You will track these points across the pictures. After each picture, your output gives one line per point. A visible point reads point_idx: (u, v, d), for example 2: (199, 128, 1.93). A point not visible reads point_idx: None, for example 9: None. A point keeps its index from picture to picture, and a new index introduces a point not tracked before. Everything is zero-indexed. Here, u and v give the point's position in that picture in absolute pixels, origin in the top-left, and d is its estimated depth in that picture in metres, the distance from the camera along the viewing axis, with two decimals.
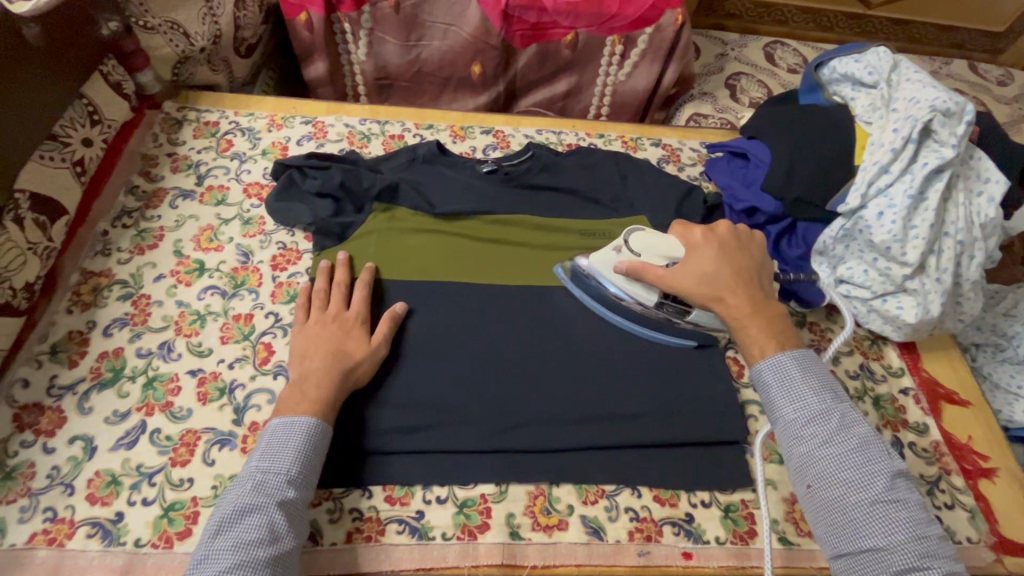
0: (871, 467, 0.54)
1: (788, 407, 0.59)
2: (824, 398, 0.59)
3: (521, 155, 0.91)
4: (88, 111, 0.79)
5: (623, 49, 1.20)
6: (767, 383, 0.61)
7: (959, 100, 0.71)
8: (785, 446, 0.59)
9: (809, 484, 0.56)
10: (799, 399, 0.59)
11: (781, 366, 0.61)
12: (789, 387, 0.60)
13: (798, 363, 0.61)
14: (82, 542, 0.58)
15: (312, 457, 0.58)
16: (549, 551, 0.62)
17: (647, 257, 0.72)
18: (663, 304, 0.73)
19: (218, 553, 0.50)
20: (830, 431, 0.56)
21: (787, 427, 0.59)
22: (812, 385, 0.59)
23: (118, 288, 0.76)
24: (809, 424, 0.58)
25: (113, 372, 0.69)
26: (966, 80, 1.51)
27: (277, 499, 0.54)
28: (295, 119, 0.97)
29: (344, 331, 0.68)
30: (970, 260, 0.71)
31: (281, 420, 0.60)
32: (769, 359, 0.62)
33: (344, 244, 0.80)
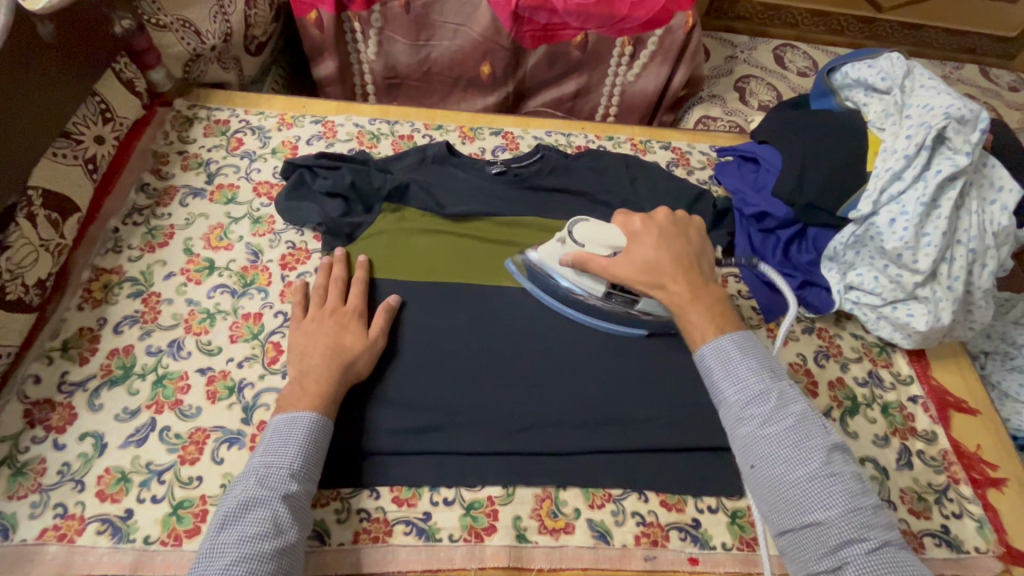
0: (809, 443, 0.53)
1: (730, 388, 0.57)
2: (763, 377, 0.57)
3: (530, 158, 0.92)
4: (100, 109, 0.80)
5: (632, 49, 1.20)
6: (708, 366, 0.59)
7: (974, 108, 0.71)
8: (729, 428, 0.57)
9: (752, 464, 0.55)
10: (739, 380, 0.57)
11: (721, 348, 0.59)
12: (730, 369, 0.58)
13: (737, 345, 0.59)
14: (92, 538, 0.59)
15: (314, 453, 0.58)
16: (555, 554, 0.62)
17: (590, 248, 0.70)
18: (610, 294, 0.72)
19: (223, 547, 0.50)
20: (768, 410, 0.55)
21: (729, 409, 0.57)
22: (751, 365, 0.57)
23: (129, 285, 0.76)
24: (749, 405, 0.56)
25: (124, 369, 0.69)
26: (977, 85, 1.50)
27: (257, 481, 0.54)
28: (305, 118, 0.97)
29: (350, 331, 0.68)
30: (982, 269, 0.71)
31: (284, 416, 0.60)
32: (710, 342, 0.60)
33: (354, 244, 0.81)
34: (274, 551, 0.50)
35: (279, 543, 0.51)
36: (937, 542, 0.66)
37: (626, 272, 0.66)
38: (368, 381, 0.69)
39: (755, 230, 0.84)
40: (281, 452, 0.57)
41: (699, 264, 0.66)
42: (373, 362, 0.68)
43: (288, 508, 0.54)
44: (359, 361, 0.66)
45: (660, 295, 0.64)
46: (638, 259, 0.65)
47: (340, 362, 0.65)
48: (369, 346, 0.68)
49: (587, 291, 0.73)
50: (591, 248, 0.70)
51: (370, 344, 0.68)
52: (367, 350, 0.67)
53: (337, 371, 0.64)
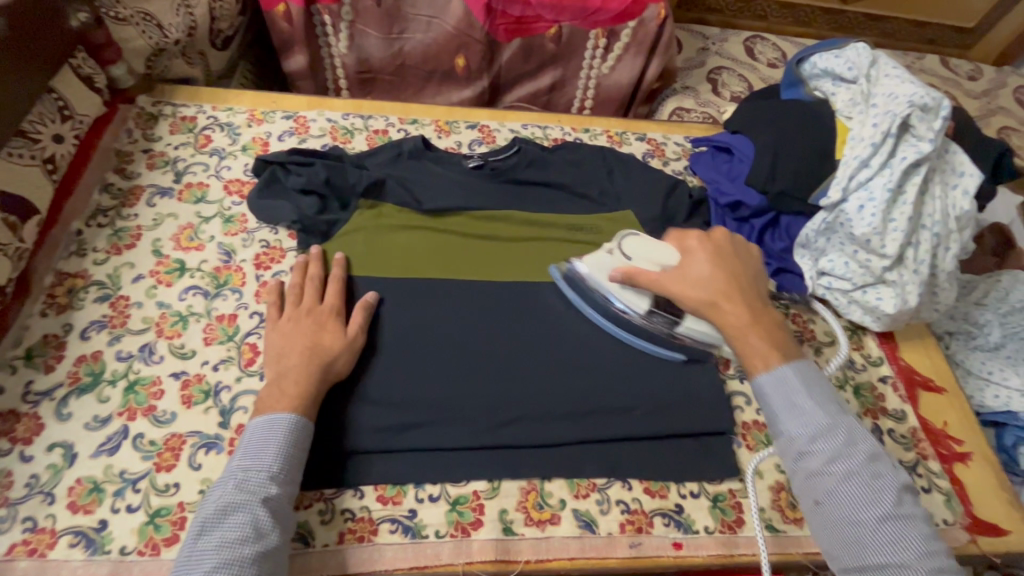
0: (880, 483, 0.52)
1: (792, 421, 0.56)
2: (829, 411, 0.56)
3: (507, 150, 0.91)
4: (58, 106, 0.77)
5: (606, 42, 1.20)
6: (770, 398, 0.58)
7: (936, 96, 0.73)
8: (790, 463, 0.56)
9: (817, 500, 0.53)
10: (803, 413, 0.56)
11: (783, 378, 0.58)
12: (794, 401, 0.56)
13: (800, 377, 0.58)
14: (64, 551, 0.57)
15: (294, 454, 0.57)
16: (542, 546, 0.63)
17: (636, 261, 0.73)
18: (652, 314, 0.72)
19: (201, 555, 0.49)
20: (838, 447, 0.54)
21: (792, 442, 0.56)
22: (815, 399, 0.56)
23: (95, 289, 0.74)
24: (816, 440, 0.54)
25: (92, 376, 0.67)
26: (938, 75, 1.55)
27: (239, 484, 0.53)
28: (276, 114, 0.95)
29: (328, 330, 0.67)
30: (946, 252, 0.73)
31: (262, 418, 0.59)
32: (772, 372, 0.59)
33: (330, 242, 0.79)
34: (256, 555, 0.50)
35: (262, 546, 0.50)
36: None
37: (671, 285, 0.67)
38: (349, 380, 0.68)
39: (730, 219, 0.86)
40: (259, 456, 0.56)
41: (759, 290, 0.66)
42: (353, 360, 0.67)
43: (269, 511, 0.53)
44: (338, 359, 0.65)
45: (714, 315, 0.64)
46: (693, 276, 0.67)
47: (320, 362, 0.64)
48: (348, 344, 0.67)
49: (628, 307, 0.74)
50: (638, 260, 0.73)
51: (349, 341, 0.67)
52: (346, 347, 0.67)
53: (315, 370, 0.63)
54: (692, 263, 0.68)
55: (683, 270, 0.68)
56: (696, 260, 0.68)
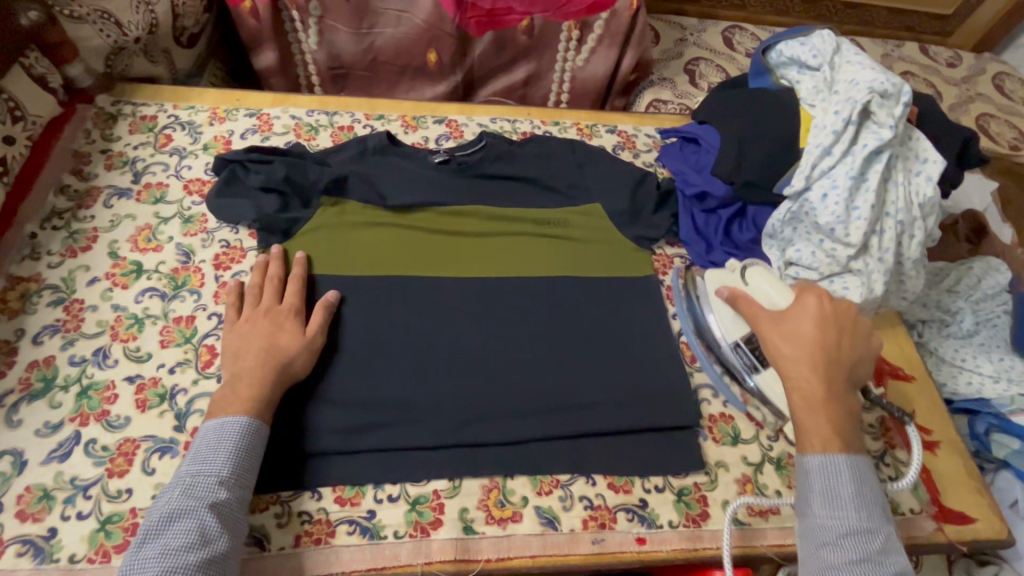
0: None
1: (827, 510, 0.55)
2: (868, 516, 0.54)
3: (474, 145, 0.90)
4: (8, 107, 0.75)
5: (579, 34, 1.19)
6: (812, 482, 0.57)
7: (897, 81, 0.72)
8: (812, 548, 0.55)
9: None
10: (842, 508, 0.55)
11: (833, 466, 0.56)
12: (834, 493, 0.55)
13: (852, 473, 0.56)
14: (11, 561, 0.56)
15: (247, 458, 0.56)
16: (503, 544, 0.62)
17: (753, 289, 0.71)
18: (737, 347, 0.71)
19: (144, 563, 0.49)
20: (869, 552, 0.52)
21: (821, 531, 0.55)
22: (858, 500, 0.55)
23: (49, 293, 0.72)
24: (847, 537, 0.53)
25: (44, 382, 0.66)
26: (918, 62, 1.55)
27: (186, 491, 0.53)
28: (239, 111, 0.94)
29: (285, 331, 0.66)
30: (911, 240, 0.73)
31: (214, 421, 0.58)
32: (823, 456, 0.57)
33: (290, 241, 0.78)
34: (201, 562, 0.49)
35: (208, 554, 0.50)
36: None
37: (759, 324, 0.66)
38: (308, 381, 0.67)
39: (697, 210, 0.86)
40: (207, 458, 0.55)
41: (851, 376, 0.61)
42: (312, 361, 0.66)
43: (217, 517, 0.52)
44: (294, 360, 0.64)
45: (789, 372, 0.61)
46: (789, 328, 0.63)
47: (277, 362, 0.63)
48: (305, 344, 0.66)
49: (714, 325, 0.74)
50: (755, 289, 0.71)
51: (307, 342, 0.66)
52: (303, 347, 0.65)
53: (267, 371, 0.62)
54: (793, 318, 0.64)
55: (782, 321, 0.64)
56: (798, 320, 0.63)
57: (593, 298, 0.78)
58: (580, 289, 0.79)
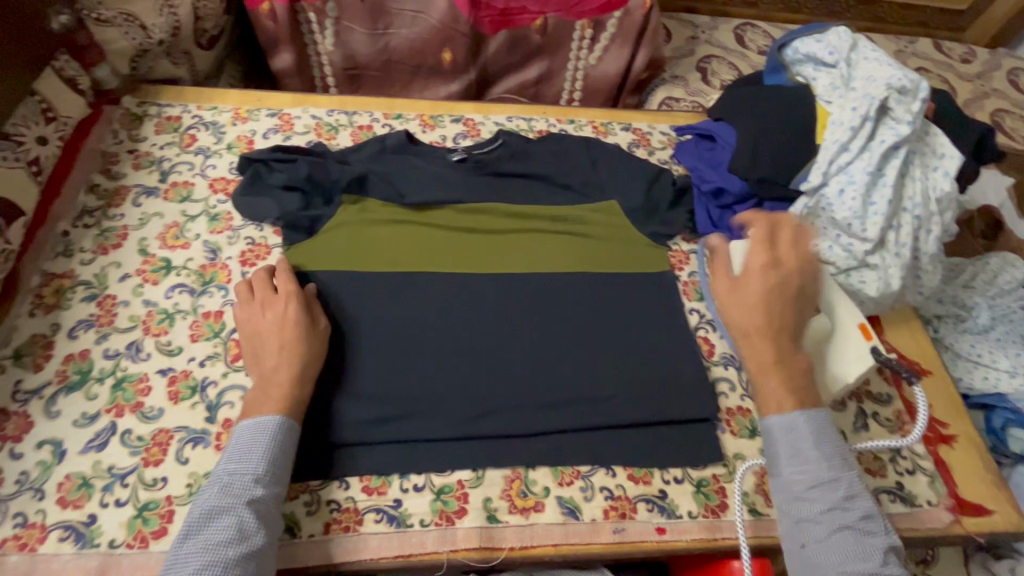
0: (870, 542, 0.54)
1: (794, 466, 0.58)
2: (832, 465, 0.58)
3: (491, 144, 0.91)
4: (41, 109, 0.77)
5: (592, 32, 1.20)
6: (777, 441, 0.60)
7: (914, 78, 0.73)
8: (784, 502, 0.58)
9: (803, 543, 0.55)
10: (806, 461, 0.58)
11: (793, 425, 0.60)
12: (799, 448, 0.59)
13: (811, 427, 0.59)
14: (54, 545, 0.58)
15: (280, 456, 0.58)
16: (526, 532, 0.64)
17: None
18: None
19: (187, 557, 0.51)
20: (836, 499, 0.56)
21: (790, 487, 0.58)
22: (821, 451, 0.58)
23: (82, 289, 0.74)
24: (813, 488, 0.57)
25: (80, 374, 0.68)
26: (931, 58, 1.54)
27: (229, 486, 0.55)
28: (260, 112, 0.95)
29: (287, 319, 0.66)
30: (927, 235, 0.73)
31: (250, 421, 0.60)
32: (784, 416, 0.61)
33: (298, 245, 0.79)
34: (240, 556, 0.51)
35: (248, 547, 0.52)
36: (892, 498, 0.70)
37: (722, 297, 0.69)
38: (333, 374, 0.69)
39: (713, 206, 0.86)
40: (248, 456, 0.57)
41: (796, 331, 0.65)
42: (325, 349, 0.68)
43: (256, 513, 0.54)
44: (299, 347, 0.65)
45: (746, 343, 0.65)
46: (748, 300, 0.66)
47: (286, 356, 0.64)
48: (322, 334, 0.68)
49: None
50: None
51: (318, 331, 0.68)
52: (318, 337, 0.67)
53: (296, 364, 0.64)
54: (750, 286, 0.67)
55: (742, 292, 0.67)
56: (753, 288, 0.67)
57: (611, 294, 0.80)
58: (598, 284, 0.80)
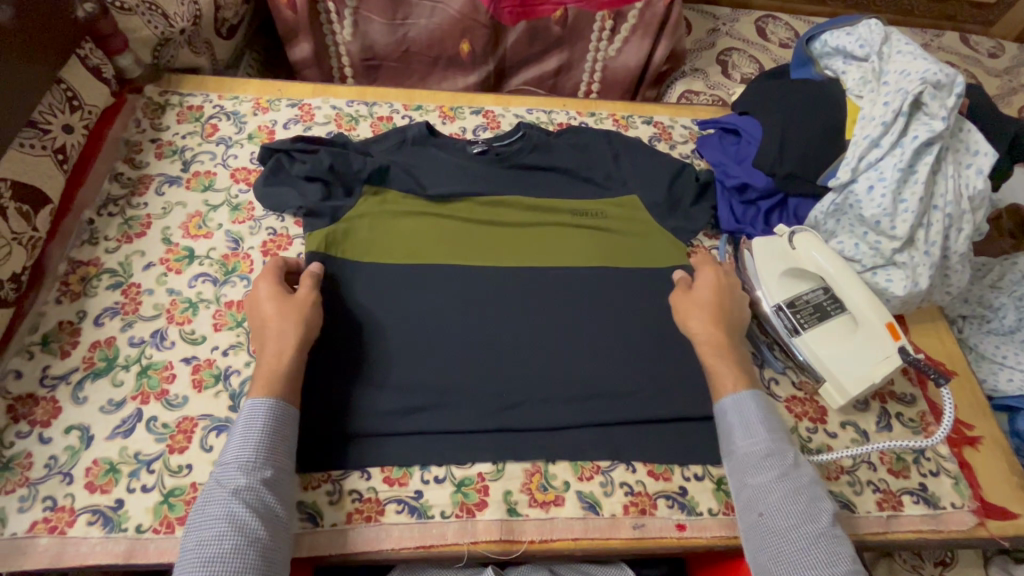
0: (818, 505, 0.56)
1: (749, 439, 0.60)
2: (780, 437, 0.61)
3: (511, 136, 0.90)
4: (67, 97, 0.78)
5: (613, 24, 1.18)
6: (730, 416, 0.62)
7: (950, 72, 0.71)
8: (740, 475, 0.60)
9: (761, 512, 0.56)
10: (758, 433, 0.60)
11: (744, 401, 0.63)
12: (750, 421, 0.61)
13: (758, 402, 0.63)
14: (83, 529, 0.59)
15: (285, 442, 0.59)
16: (546, 526, 0.64)
17: (803, 256, 0.75)
18: (779, 312, 0.74)
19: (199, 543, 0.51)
20: (786, 466, 0.58)
21: (746, 458, 0.60)
22: (769, 424, 0.61)
23: (107, 276, 0.75)
24: (767, 457, 0.59)
25: (106, 361, 0.69)
26: (957, 52, 1.51)
27: (218, 483, 0.54)
28: (281, 102, 0.95)
29: (263, 299, 0.68)
30: (958, 233, 0.72)
31: (253, 403, 0.59)
32: (734, 393, 0.64)
33: (318, 229, 0.78)
34: (251, 544, 0.51)
35: (244, 540, 0.51)
36: (915, 500, 0.69)
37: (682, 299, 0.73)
38: (355, 365, 0.69)
39: (737, 201, 0.85)
40: (235, 453, 0.56)
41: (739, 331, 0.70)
42: (303, 323, 0.66)
43: (249, 506, 0.53)
44: (274, 322, 0.65)
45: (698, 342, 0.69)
46: (699, 299, 0.71)
47: (260, 336, 0.65)
48: (299, 303, 0.67)
49: (761, 291, 0.76)
50: (807, 258, 0.74)
51: (297, 301, 0.67)
52: (295, 309, 0.66)
53: (297, 350, 0.64)
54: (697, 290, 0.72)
55: (692, 296, 0.72)
56: (701, 291, 0.72)
57: (632, 289, 0.79)
58: (618, 279, 0.79)
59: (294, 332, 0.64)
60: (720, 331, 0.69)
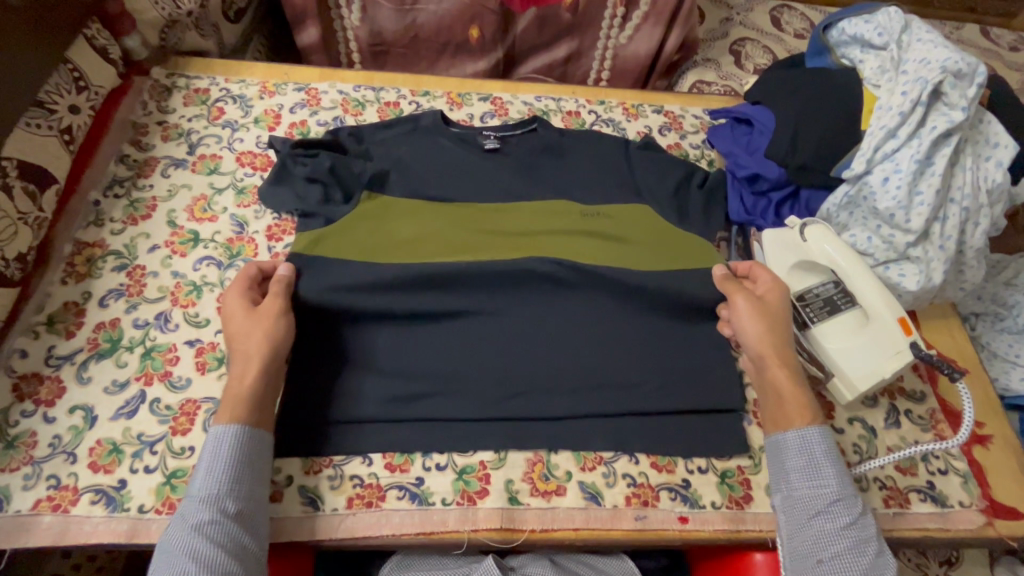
0: (881, 559, 0.56)
1: (814, 480, 0.59)
2: (847, 482, 0.59)
3: (523, 127, 0.87)
4: (73, 77, 0.77)
5: (624, 11, 1.16)
6: (796, 453, 0.61)
7: (972, 61, 0.70)
8: (801, 517, 0.58)
9: (820, 559, 0.56)
10: (827, 477, 0.59)
11: (810, 440, 0.60)
12: (819, 463, 0.59)
13: (827, 443, 0.60)
14: (86, 507, 0.59)
15: (248, 465, 0.57)
16: (547, 515, 0.64)
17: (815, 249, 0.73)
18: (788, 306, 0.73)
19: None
20: (854, 516, 0.57)
21: (811, 501, 0.58)
22: (836, 468, 0.59)
23: (113, 258, 0.75)
24: (834, 504, 0.57)
25: (111, 342, 0.69)
26: (977, 46, 1.47)
27: (186, 515, 0.53)
28: (288, 86, 0.95)
29: (229, 316, 0.65)
30: (975, 228, 0.70)
31: (221, 429, 0.57)
32: (801, 429, 0.61)
33: (309, 229, 0.75)
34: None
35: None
36: (922, 497, 0.68)
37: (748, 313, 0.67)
38: (357, 350, 0.69)
39: (747, 191, 0.83)
40: (202, 483, 0.54)
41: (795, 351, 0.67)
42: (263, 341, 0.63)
43: (210, 541, 0.52)
44: (239, 340, 0.63)
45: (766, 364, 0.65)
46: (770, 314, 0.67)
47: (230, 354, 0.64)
48: (262, 322, 0.64)
49: None
50: (818, 251, 0.73)
51: (261, 319, 0.64)
52: (255, 330, 0.63)
53: (260, 372, 0.61)
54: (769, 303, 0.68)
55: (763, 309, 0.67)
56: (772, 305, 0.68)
57: None
58: None
59: (257, 353, 0.62)
60: (788, 352, 0.65)
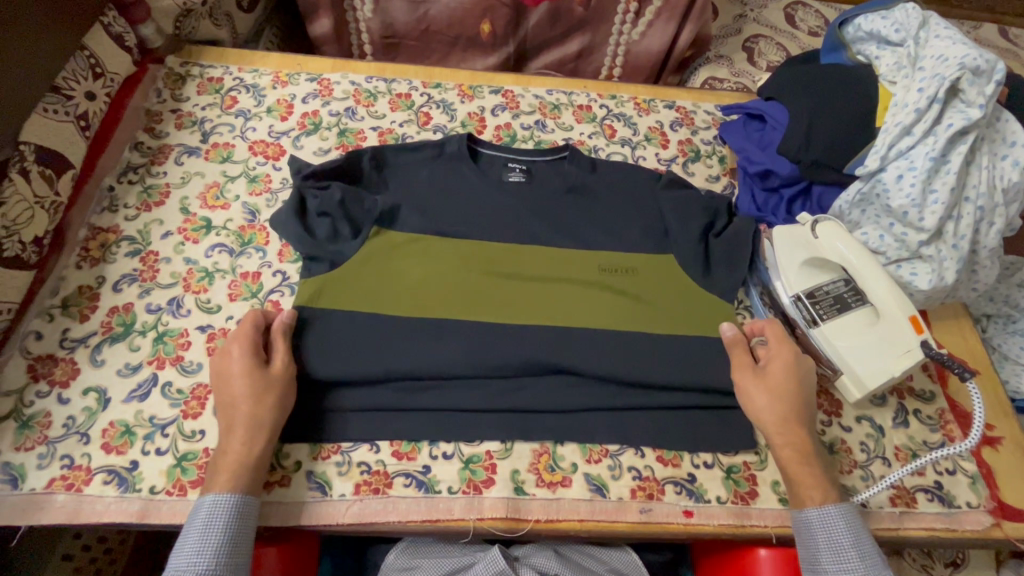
0: None
1: (832, 565, 0.57)
2: (871, 568, 0.56)
3: (554, 154, 0.84)
4: (90, 64, 0.78)
5: (637, 6, 1.16)
6: (813, 534, 0.59)
7: (991, 58, 0.68)
8: None
9: None
10: (845, 562, 0.56)
11: (829, 522, 0.58)
12: (836, 546, 0.57)
13: (848, 524, 0.58)
14: (99, 487, 0.60)
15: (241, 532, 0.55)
16: (552, 506, 0.64)
17: (826, 247, 0.73)
18: (797, 302, 0.72)
19: None
20: None
21: None
22: (858, 552, 0.56)
23: (126, 244, 0.76)
24: None
25: (124, 326, 0.70)
26: (995, 45, 1.45)
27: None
28: (300, 76, 0.95)
29: (234, 376, 0.61)
30: (989, 227, 0.70)
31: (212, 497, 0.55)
32: (817, 509, 0.59)
33: (315, 276, 0.71)
34: None
35: None
36: (929, 497, 0.68)
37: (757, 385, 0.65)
38: None
39: (758, 188, 0.85)
40: (190, 557, 0.52)
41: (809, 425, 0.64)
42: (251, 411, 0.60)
43: None
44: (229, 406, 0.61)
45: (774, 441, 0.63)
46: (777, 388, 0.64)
47: (229, 419, 0.60)
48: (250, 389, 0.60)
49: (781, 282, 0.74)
50: (829, 249, 0.72)
51: (248, 386, 0.61)
52: (243, 399, 0.60)
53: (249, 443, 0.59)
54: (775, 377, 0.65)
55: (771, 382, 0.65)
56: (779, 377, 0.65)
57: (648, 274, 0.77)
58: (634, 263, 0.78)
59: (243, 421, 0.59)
60: (796, 430, 0.63)
